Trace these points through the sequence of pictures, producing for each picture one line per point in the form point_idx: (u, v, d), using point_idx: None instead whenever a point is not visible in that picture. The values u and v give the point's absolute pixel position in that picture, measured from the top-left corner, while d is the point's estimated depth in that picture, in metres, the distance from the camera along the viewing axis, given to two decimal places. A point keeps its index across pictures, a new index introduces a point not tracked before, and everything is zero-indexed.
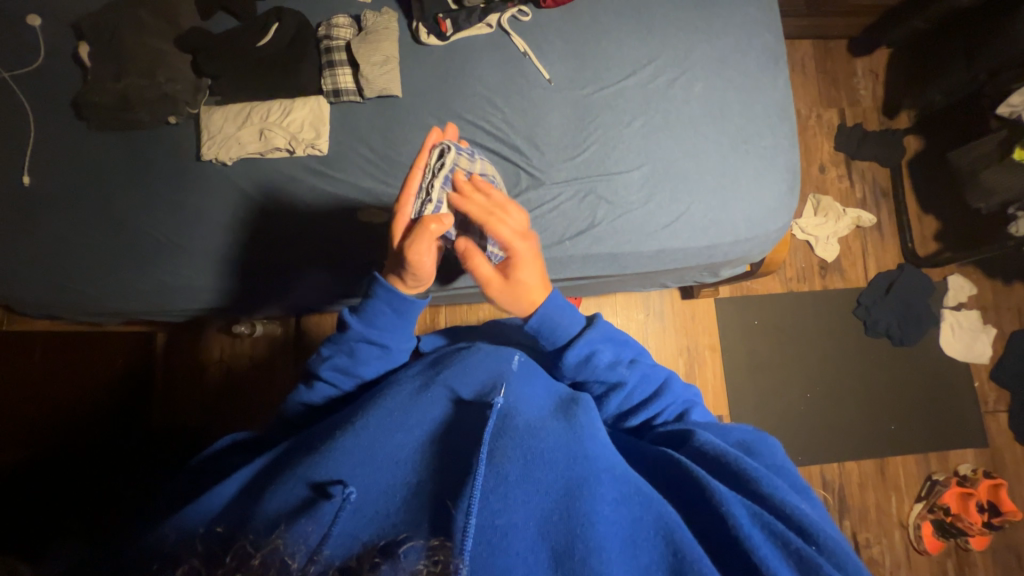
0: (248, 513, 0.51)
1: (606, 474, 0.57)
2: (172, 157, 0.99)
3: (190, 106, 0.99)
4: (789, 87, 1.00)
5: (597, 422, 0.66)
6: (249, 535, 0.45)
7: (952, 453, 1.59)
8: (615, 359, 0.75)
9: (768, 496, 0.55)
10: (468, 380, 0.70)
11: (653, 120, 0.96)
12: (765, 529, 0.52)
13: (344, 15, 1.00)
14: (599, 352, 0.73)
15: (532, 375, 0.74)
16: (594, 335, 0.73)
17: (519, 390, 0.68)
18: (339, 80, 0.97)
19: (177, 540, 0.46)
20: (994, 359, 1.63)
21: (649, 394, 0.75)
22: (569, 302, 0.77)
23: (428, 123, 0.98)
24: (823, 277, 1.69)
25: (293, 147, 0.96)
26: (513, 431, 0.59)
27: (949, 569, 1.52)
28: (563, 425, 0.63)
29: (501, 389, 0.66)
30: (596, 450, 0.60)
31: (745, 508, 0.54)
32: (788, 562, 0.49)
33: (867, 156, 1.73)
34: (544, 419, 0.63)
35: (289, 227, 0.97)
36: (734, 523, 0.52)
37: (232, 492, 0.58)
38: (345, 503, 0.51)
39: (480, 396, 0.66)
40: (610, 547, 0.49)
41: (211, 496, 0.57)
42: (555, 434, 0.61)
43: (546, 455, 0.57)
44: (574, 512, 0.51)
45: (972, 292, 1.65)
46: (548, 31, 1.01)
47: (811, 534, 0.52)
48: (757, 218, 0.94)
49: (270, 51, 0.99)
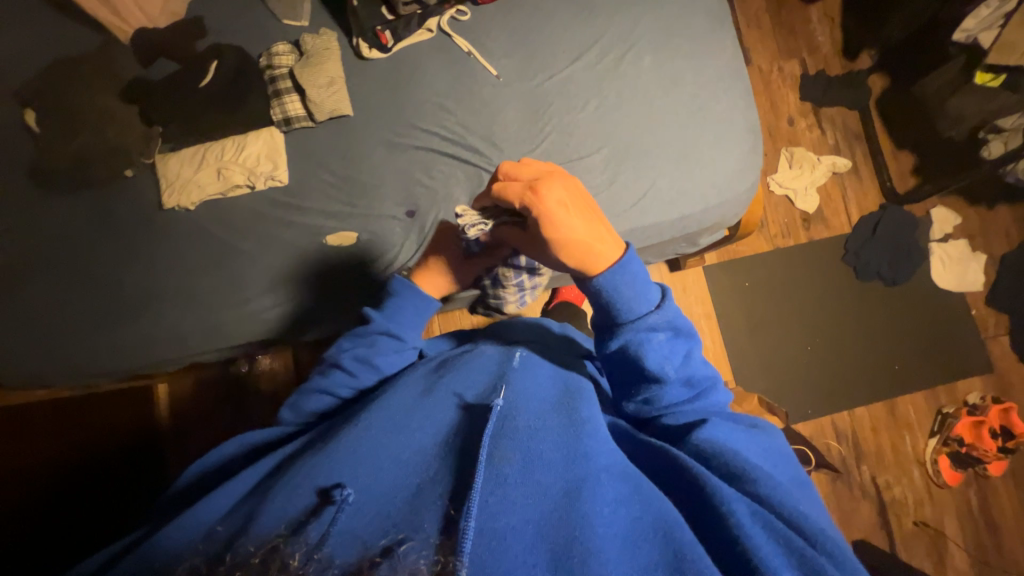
0: (251, 519, 0.51)
1: (607, 474, 0.57)
2: (134, 210, 0.98)
3: (144, 156, 0.97)
4: (739, 46, 0.99)
5: (599, 415, 0.67)
6: (246, 539, 0.45)
7: (960, 383, 1.59)
8: (665, 355, 0.68)
9: (769, 498, 0.55)
10: (471, 384, 0.70)
11: (607, 101, 0.95)
12: (768, 529, 0.52)
13: (284, 42, 0.99)
14: (658, 335, 0.67)
15: (535, 371, 0.74)
16: (659, 319, 0.68)
17: (522, 392, 0.67)
18: (288, 108, 0.96)
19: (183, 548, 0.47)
20: (988, 285, 1.63)
21: (689, 387, 0.70)
22: (647, 273, 0.70)
23: (383, 138, 0.98)
24: (807, 229, 1.68)
25: (253, 182, 0.96)
26: (513, 433, 0.59)
27: (972, 499, 1.53)
28: (566, 424, 0.63)
29: (502, 390, 0.67)
30: (596, 449, 0.59)
31: (748, 506, 0.54)
32: (786, 558, 0.50)
33: (833, 101, 1.72)
34: (545, 419, 0.63)
35: (259, 264, 0.96)
36: (736, 523, 0.52)
37: (242, 493, 0.59)
38: (344, 503, 0.51)
39: (482, 397, 0.66)
40: (609, 547, 0.49)
41: (221, 497, 0.58)
42: (556, 435, 0.61)
43: (548, 459, 0.57)
44: (573, 515, 0.51)
45: (957, 221, 1.65)
46: (490, 26, 0.99)
47: (805, 532, 0.53)
48: (725, 183, 0.94)
49: (215, 89, 0.98)
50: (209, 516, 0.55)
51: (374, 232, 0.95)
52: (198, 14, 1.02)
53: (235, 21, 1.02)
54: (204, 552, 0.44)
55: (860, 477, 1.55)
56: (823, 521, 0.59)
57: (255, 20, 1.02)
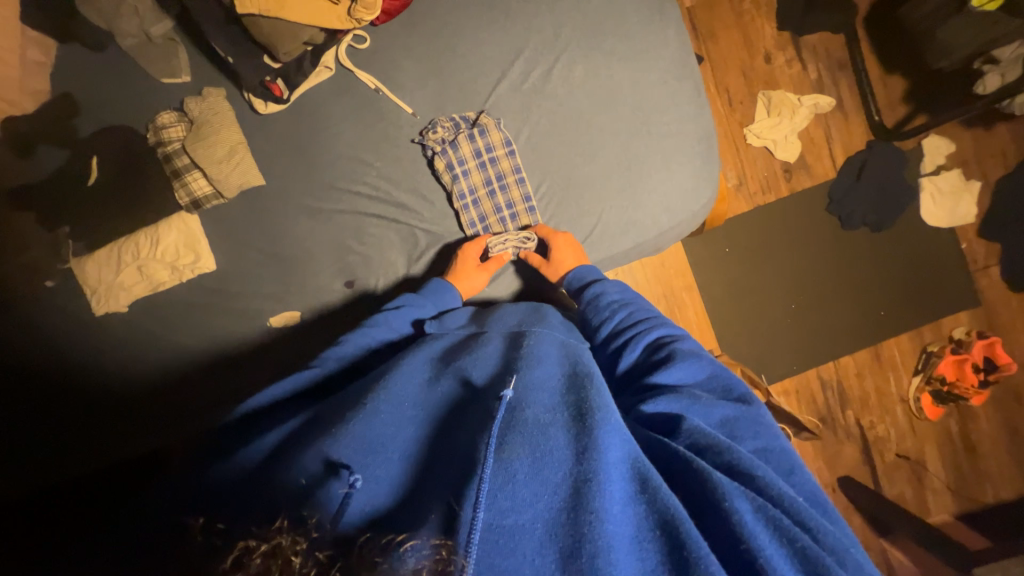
0: (254, 497, 0.48)
1: (617, 467, 0.50)
2: (59, 317, 0.92)
3: (58, 263, 0.90)
4: (682, 36, 0.90)
5: (610, 401, 0.58)
6: (253, 529, 0.42)
7: (946, 320, 1.57)
8: (625, 305, 0.78)
9: (768, 486, 0.50)
10: (480, 366, 0.65)
11: (539, 126, 0.88)
12: (769, 525, 0.47)
13: (169, 110, 0.89)
14: (607, 290, 0.80)
15: (543, 347, 0.68)
16: (609, 284, 0.82)
17: (532, 376, 0.61)
18: (193, 188, 0.88)
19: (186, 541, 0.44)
20: (980, 216, 1.55)
21: (654, 341, 0.71)
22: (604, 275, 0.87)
23: (303, 204, 0.90)
24: (789, 180, 1.55)
25: (180, 276, 0.90)
26: (524, 424, 0.52)
27: (953, 429, 1.55)
28: (579, 406, 0.56)
29: (512, 377, 0.59)
30: (610, 439, 0.51)
31: (748, 501, 0.48)
32: (791, 560, 0.45)
33: (816, 27, 1.52)
34: (557, 402, 0.57)
35: (205, 355, 0.93)
36: (738, 519, 0.46)
37: (259, 456, 0.55)
38: (351, 492, 0.47)
39: (491, 381, 0.61)
40: (621, 550, 0.44)
41: (244, 454, 0.56)
42: (572, 421, 0.54)
43: (561, 453, 0.50)
44: (581, 511, 0.45)
45: (949, 150, 1.54)
46: (394, 53, 0.89)
47: (809, 528, 0.48)
48: (677, 204, 0.88)
49: (112, 178, 0.89)
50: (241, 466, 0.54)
51: (316, 306, 0.92)
52: (71, 87, 0.90)
53: (115, 90, 0.90)
54: (206, 538, 0.44)
55: (845, 422, 1.55)
56: (808, 501, 0.53)
57: (137, 87, 0.90)
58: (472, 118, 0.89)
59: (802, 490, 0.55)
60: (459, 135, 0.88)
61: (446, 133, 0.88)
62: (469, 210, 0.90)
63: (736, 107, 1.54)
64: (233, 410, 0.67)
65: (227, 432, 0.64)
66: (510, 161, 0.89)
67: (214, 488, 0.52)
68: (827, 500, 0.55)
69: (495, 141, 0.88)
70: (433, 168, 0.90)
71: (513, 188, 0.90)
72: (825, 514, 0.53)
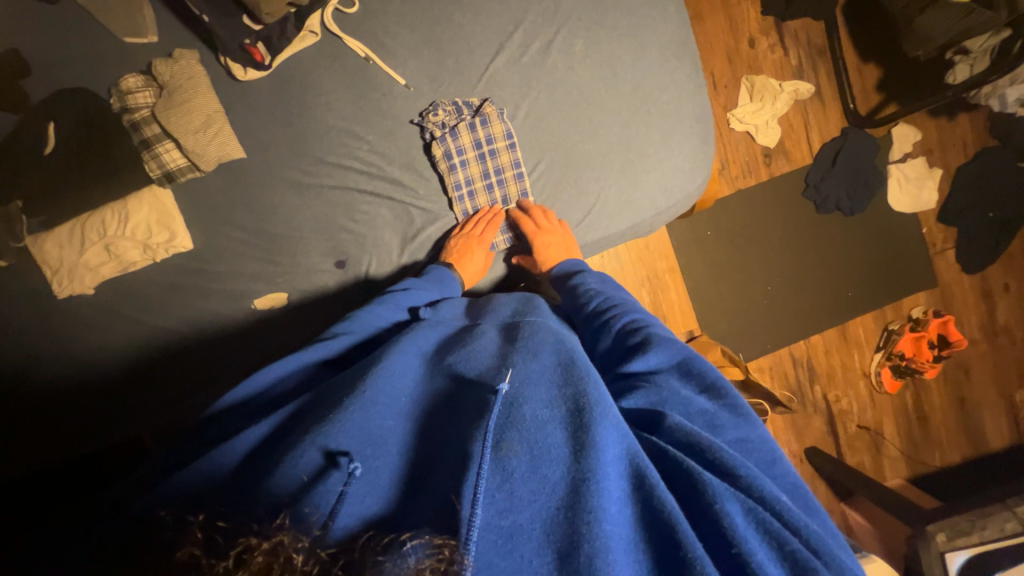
0: (249, 493, 0.45)
1: (615, 465, 0.49)
2: (15, 298, 0.84)
3: (11, 241, 0.82)
4: (682, 14, 0.91)
5: (607, 395, 0.56)
6: (255, 524, 0.41)
7: (906, 300, 1.67)
8: (601, 293, 0.79)
9: (755, 485, 0.50)
10: (477, 359, 0.63)
11: (537, 103, 0.88)
12: (760, 528, 0.47)
13: (134, 73, 0.82)
14: (588, 278, 0.82)
15: (538, 338, 0.67)
16: (590, 275, 0.83)
17: (527, 369, 0.59)
18: (165, 160, 0.81)
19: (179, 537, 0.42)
20: (941, 202, 1.65)
21: (623, 328, 0.71)
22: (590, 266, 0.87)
23: (290, 178, 0.86)
24: (769, 165, 1.59)
25: (152, 256, 0.84)
26: (522, 421, 0.51)
27: (908, 401, 1.67)
28: (576, 400, 0.54)
29: (508, 371, 0.58)
30: (608, 437, 0.50)
31: (739, 503, 0.48)
32: (776, 561, 0.46)
33: (798, 13, 1.54)
34: (554, 395, 0.56)
35: (184, 339, 0.88)
36: (729, 522, 0.46)
37: (248, 450, 0.52)
38: (347, 488, 0.46)
39: (486, 374, 0.59)
40: (619, 550, 0.43)
41: (231, 444, 0.53)
42: (570, 419, 0.52)
43: (557, 452, 0.49)
44: (579, 511, 0.44)
45: (916, 138, 1.61)
46: (386, 19, 0.85)
47: (796, 529, 0.48)
48: (674, 185, 0.90)
49: (73, 148, 0.81)
50: (232, 453, 0.52)
51: (303, 289, 0.89)
52: (18, 44, 0.81)
53: (69, 50, 0.82)
54: (207, 537, 0.40)
55: (813, 396, 1.64)
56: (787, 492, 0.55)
57: (95, 47, 0.82)
58: (475, 105, 0.88)
59: (779, 480, 0.57)
60: (460, 122, 0.86)
61: (447, 119, 0.86)
62: (465, 200, 0.90)
63: (721, 90, 1.56)
64: (238, 381, 0.65)
65: (215, 422, 0.61)
66: (506, 138, 0.87)
67: (209, 476, 0.50)
68: (804, 489, 0.57)
69: (496, 132, 0.87)
70: (431, 154, 0.87)
71: (511, 183, 0.90)
72: (801, 504, 0.56)
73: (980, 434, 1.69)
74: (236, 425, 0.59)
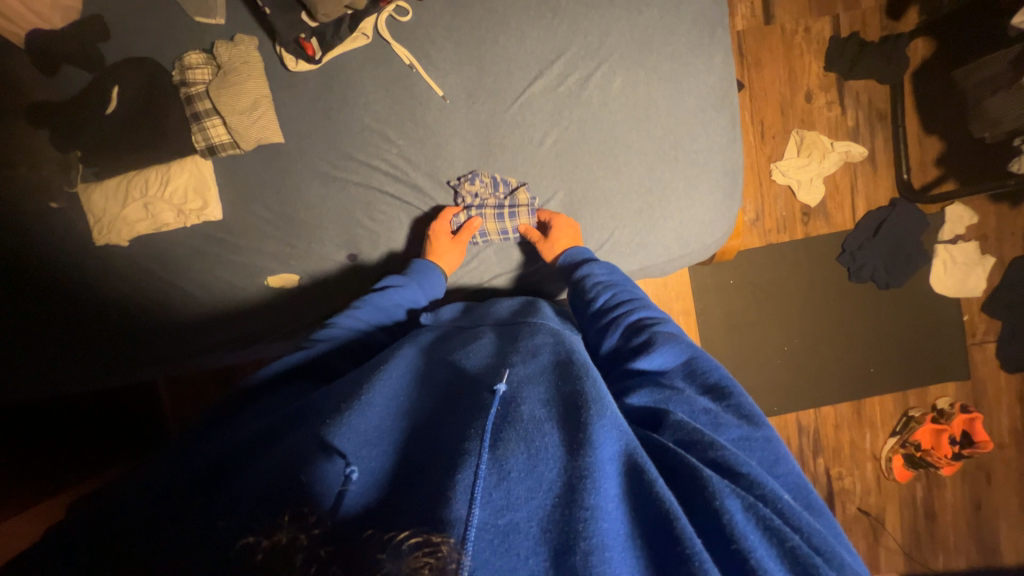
0: (233, 491, 0.47)
1: (610, 464, 0.49)
2: (56, 239, 0.91)
3: (66, 187, 0.89)
4: (728, 65, 0.90)
5: (607, 395, 0.57)
6: (255, 524, 0.41)
7: (933, 388, 1.58)
8: (610, 286, 0.79)
9: (757, 487, 0.49)
10: (474, 355, 0.65)
11: (567, 133, 0.90)
12: (759, 524, 0.46)
13: (197, 51, 0.88)
14: (596, 271, 0.82)
15: (537, 340, 0.68)
16: (599, 266, 0.84)
17: (525, 370, 0.60)
18: (211, 134, 0.87)
19: (190, 539, 0.43)
20: (988, 292, 1.55)
21: (636, 323, 0.73)
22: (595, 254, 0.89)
23: (320, 169, 0.90)
24: (806, 223, 1.53)
25: (184, 219, 0.90)
26: (518, 419, 0.52)
27: (918, 494, 1.56)
28: (574, 397, 0.55)
29: (506, 371, 0.59)
30: (605, 434, 0.50)
31: (739, 500, 0.47)
32: (780, 562, 0.44)
33: (862, 74, 1.49)
34: (552, 394, 0.57)
35: (199, 303, 0.94)
36: (729, 519, 0.45)
37: (248, 440, 0.55)
38: (346, 488, 0.45)
39: (481, 372, 0.61)
40: (616, 546, 0.43)
41: (218, 437, 0.57)
42: (567, 415, 0.53)
43: (554, 451, 0.49)
44: (576, 507, 0.44)
45: (971, 221, 1.53)
46: (434, 32, 0.88)
47: (797, 527, 0.48)
48: (691, 235, 0.92)
49: (131, 112, 0.87)
50: (216, 442, 0.56)
51: (315, 275, 0.94)
52: (102, 11, 0.89)
53: (146, 22, 0.89)
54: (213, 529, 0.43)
55: (814, 469, 1.56)
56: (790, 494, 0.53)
57: (169, 21, 0.89)
58: (509, 156, 0.91)
59: (784, 479, 0.56)
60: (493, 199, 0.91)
61: (483, 191, 0.91)
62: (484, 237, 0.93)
63: (767, 140, 1.52)
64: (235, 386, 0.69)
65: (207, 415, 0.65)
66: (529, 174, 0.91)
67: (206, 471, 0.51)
68: (808, 489, 0.56)
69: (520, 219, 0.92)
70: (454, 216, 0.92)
71: (521, 215, 0.91)
72: (804, 504, 0.54)
73: (993, 543, 1.56)
74: (221, 417, 0.63)
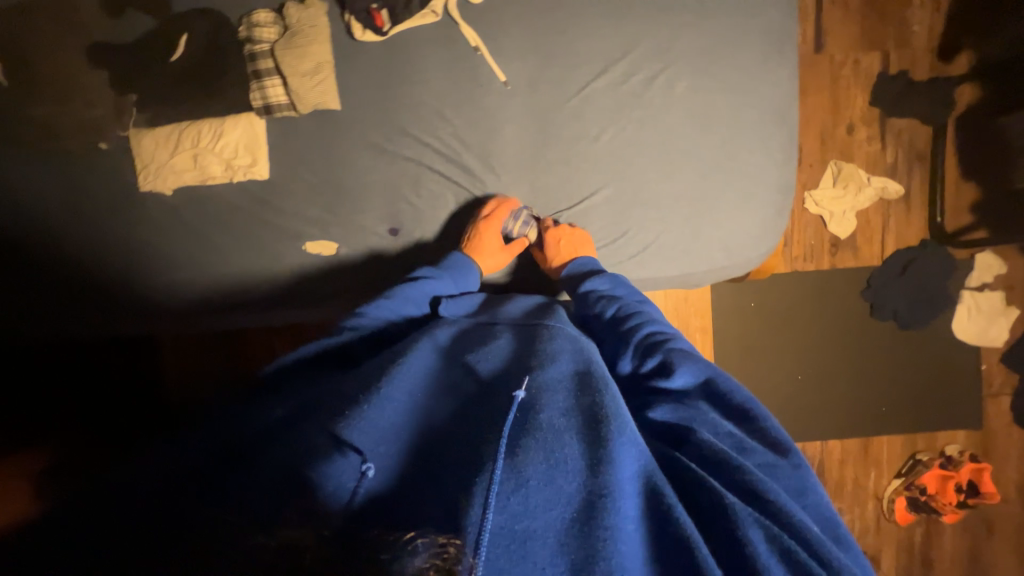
0: (238, 480, 0.43)
1: (630, 484, 0.48)
2: (99, 180, 0.91)
3: (117, 129, 0.90)
4: (793, 81, 0.91)
5: (626, 412, 0.55)
6: (250, 518, 0.36)
7: (943, 433, 1.56)
8: (612, 300, 0.78)
9: (783, 517, 0.49)
10: (489, 358, 0.64)
11: (624, 132, 0.90)
12: (783, 558, 0.46)
13: (266, 9, 0.88)
14: (602, 287, 0.81)
15: (557, 345, 0.66)
16: (608, 280, 0.82)
17: (545, 375, 0.59)
18: (269, 93, 0.88)
19: (171, 526, 0.38)
20: (1008, 344, 1.54)
21: (645, 340, 0.70)
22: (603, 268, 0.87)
23: (373, 141, 0.90)
24: (833, 255, 1.53)
25: (230, 174, 0.91)
26: (535, 427, 0.50)
27: (916, 539, 1.55)
28: (594, 411, 0.54)
29: (523, 378, 0.57)
30: (625, 453, 0.49)
31: (762, 529, 0.47)
32: None
33: (906, 112, 1.49)
34: (571, 404, 0.55)
35: (231, 260, 0.94)
36: (752, 551, 0.45)
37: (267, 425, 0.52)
38: (359, 483, 0.44)
39: (497, 378, 0.59)
40: (632, 567, 0.42)
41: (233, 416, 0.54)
42: (588, 427, 0.52)
43: (574, 464, 0.48)
44: (594, 526, 0.43)
45: (999, 271, 1.53)
46: (504, 17, 0.88)
47: (827, 560, 0.47)
48: (736, 247, 0.92)
49: (192, 63, 0.88)
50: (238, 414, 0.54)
51: (352, 245, 0.93)
52: None
53: None
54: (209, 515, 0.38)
55: None
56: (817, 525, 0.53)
57: None
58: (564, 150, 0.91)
59: (812, 509, 0.55)
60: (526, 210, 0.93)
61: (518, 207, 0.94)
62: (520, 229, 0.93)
63: (804, 167, 1.52)
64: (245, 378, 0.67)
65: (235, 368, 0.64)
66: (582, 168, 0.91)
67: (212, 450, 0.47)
68: (838, 523, 0.55)
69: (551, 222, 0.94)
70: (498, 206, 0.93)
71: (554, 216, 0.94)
72: (834, 536, 0.54)
73: None
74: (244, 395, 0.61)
